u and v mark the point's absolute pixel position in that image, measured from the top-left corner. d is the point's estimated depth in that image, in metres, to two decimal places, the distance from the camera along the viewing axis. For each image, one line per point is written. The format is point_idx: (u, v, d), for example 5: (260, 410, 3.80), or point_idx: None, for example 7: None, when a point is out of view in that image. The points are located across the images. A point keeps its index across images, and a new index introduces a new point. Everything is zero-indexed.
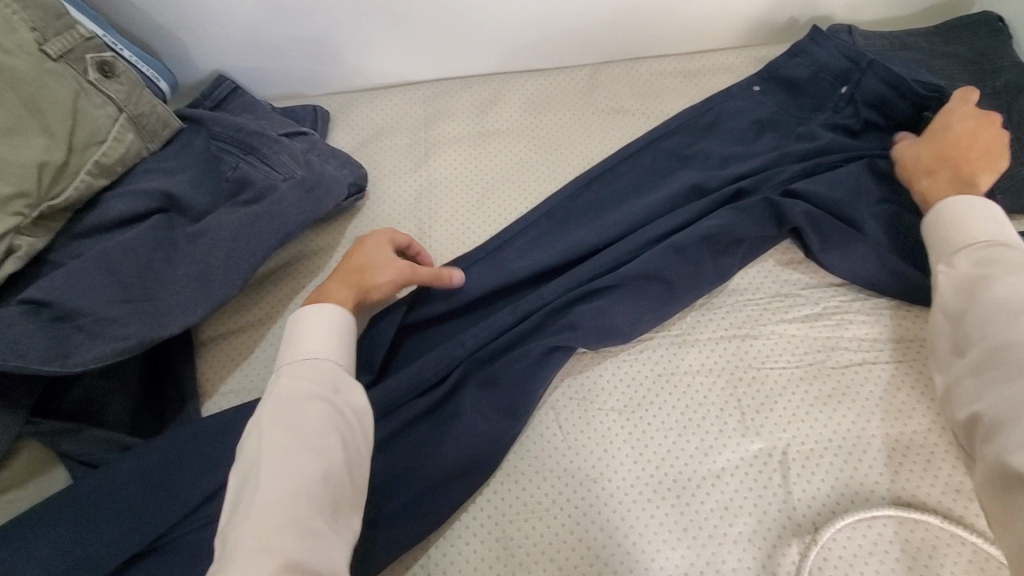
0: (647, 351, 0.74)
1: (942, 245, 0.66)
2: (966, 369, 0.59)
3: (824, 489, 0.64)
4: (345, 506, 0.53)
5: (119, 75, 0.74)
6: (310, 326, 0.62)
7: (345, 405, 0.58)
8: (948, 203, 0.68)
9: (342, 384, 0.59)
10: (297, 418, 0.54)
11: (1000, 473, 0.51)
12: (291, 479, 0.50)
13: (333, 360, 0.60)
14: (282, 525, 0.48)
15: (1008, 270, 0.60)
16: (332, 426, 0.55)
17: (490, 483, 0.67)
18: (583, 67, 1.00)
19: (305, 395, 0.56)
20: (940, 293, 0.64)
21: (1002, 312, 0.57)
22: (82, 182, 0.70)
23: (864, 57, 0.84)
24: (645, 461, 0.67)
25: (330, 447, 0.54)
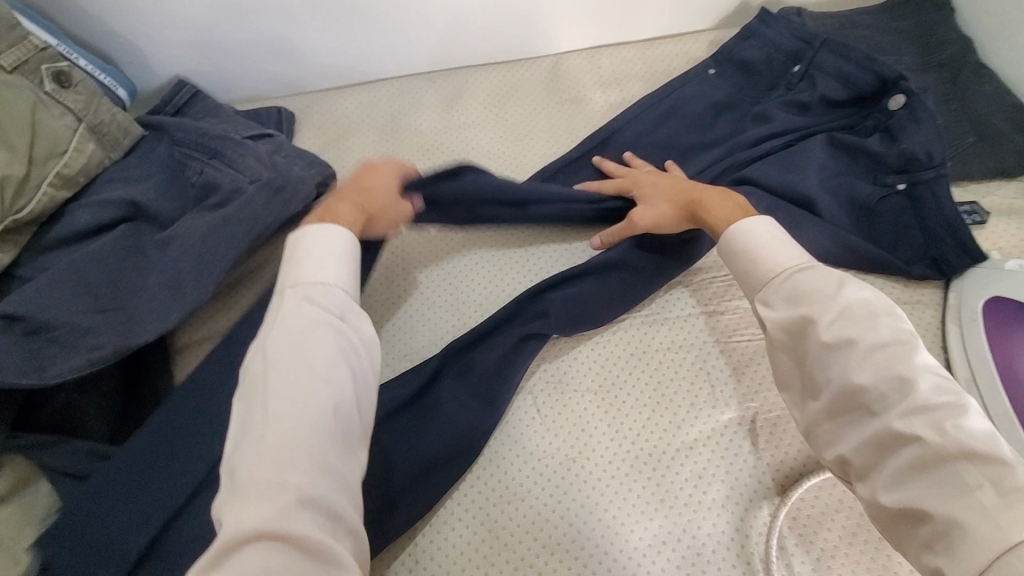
0: (619, 332, 0.76)
1: (759, 287, 0.62)
2: (823, 413, 0.56)
3: (791, 454, 0.67)
4: (354, 440, 0.53)
5: (76, 85, 0.73)
6: (321, 248, 0.61)
7: (355, 336, 0.58)
8: (746, 241, 0.64)
9: (350, 314, 0.59)
10: (307, 348, 0.54)
11: (886, 512, 0.51)
12: (302, 411, 0.51)
13: (340, 287, 0.59)
14: (294, 455, 0.48)
15: (819, 301, 0.57)
16: (340, 357, 0.55)
17: (474, 468, 0.69)
18: (543, 58, 1.02)
19: (316, 323, 0.55)
20: (769, 335, 0.60)
21: (839, 352, 0.54)
22: (45, 195, 0.69)
23: (815, 37, 0.88)
24: (622, 437, 0.69)
25: (339, 379, 0.54)
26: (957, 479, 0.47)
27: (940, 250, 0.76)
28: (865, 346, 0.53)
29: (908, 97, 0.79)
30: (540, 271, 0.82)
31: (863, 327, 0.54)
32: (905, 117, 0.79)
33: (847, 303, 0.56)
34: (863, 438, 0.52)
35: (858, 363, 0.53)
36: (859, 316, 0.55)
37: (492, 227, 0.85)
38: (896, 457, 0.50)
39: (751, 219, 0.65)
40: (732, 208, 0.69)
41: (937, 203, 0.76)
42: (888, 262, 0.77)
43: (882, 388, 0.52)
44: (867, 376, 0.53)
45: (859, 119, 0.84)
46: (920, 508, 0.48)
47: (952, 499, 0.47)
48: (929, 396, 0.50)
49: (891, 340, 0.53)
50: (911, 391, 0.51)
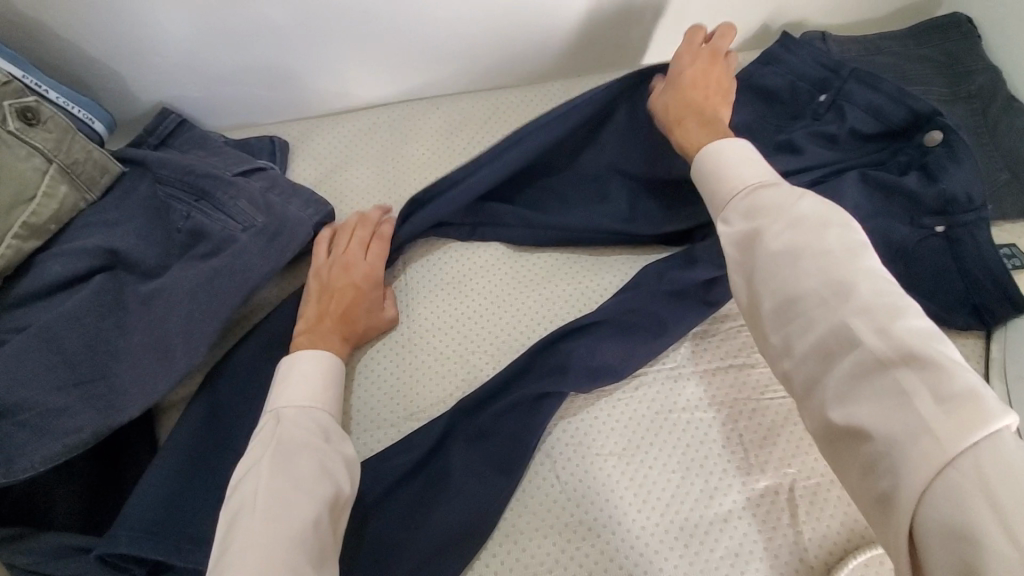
0: (643, 387, 0.70)
1: (716, 201, 0.62)
2: (769, 324, 0.54)
3: (832, 527, 0.62)
4: (331, 554, 0.52)
5: (46, 121, 0.67)
6: (304, 374, 0.63)
7: (338, 455, 0.58)
8: (708, 152, 0.64)
9: (335, 435, 0.60)
10: (292, 464, 0.54)
11: (830, 430, 0.48)
12: (283, 519, 0.50)
13: (325, 409, 0.61)
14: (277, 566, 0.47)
15: (773, 215, 0.56)
16: (324, 471, 0.55)
17: (488, 546, 0.63)
18: (554, 81, 0.96)
19: (301, 441, 0.56)
20: (724, 253, 0.59)
21: (785, 261, 0.53)
22: (11, 247, 0.63)
23: (842, 66, 0.82)
24: (651, 509, 0.64)
25: (322, 490, 0.54)
26: (896, 386, 0.44)
27: (981, 298, 0.72)
28: (812, 254, 0.52)
29: (945, 134, 0.75)
30: (555, 317, 0.75)
31: (813, 235, 0.53)
32: (943, 155, 0.74)
33: (801, 216, 0.54)
34: (810, 347, 0.50)
35: (803, 270, 0.52)
36: (810, 226, 0.54)
37: (505, 280, 0.78)
38: (841, 365, 0.47)
39: (733, 142, 0.64)
40: (707, 135, 0.67)
41: (977, 246, 0.71)
42: None
43: (823, 294, 0.50)
44: (812, 281, 0.51)
45: (889, 155, 0.79)
46: (865, 422, 0.45)
47: (895, 408, 0.44)
48: (869, 300, 0.48)
49: (836, 251, 0.51)
50: (852, 296, 0.49)
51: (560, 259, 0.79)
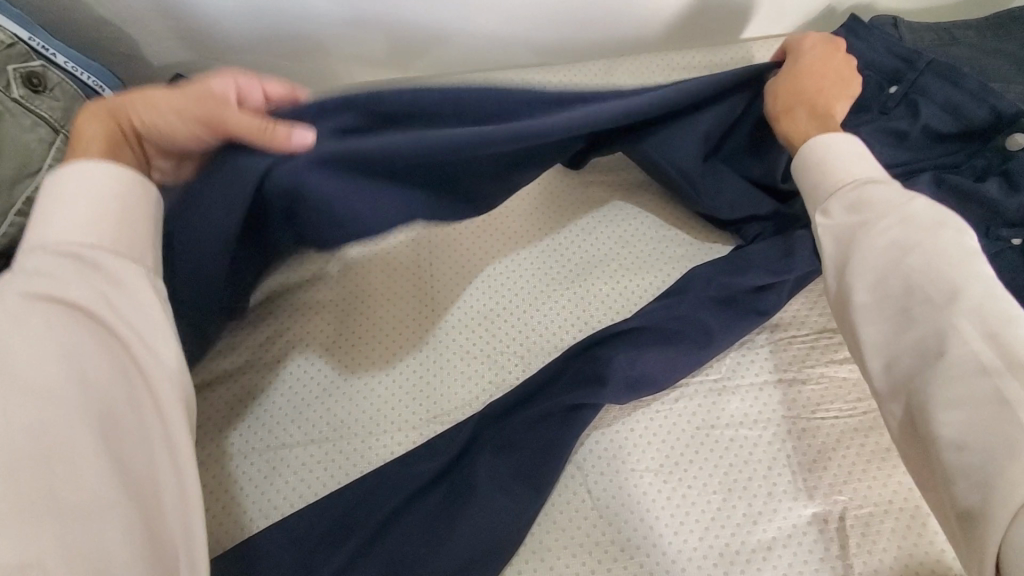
0: (684, 400, 0.66)
1: (816, 190, 0.57)
2: (866, 315, 0.51)
3: (886, 562, 0.58)
4: (119, 445, 0.42)
5: (53, 89, 0.62)
6: (66, 198, 0.47)
7: (111, 315, 0.45)
8: (812, 144, 0.58)
9: (113, 289, 0.46)
10: (40, 338, 0.41)
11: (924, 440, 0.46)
12: (22, 423, 0.39)
13: (93, 243, 0.46)
14: (20, 476, 0.38)
15: (882, 209, 0.52)
16: (76, 346, 0.42)
17: (514, 562, 0.59)
18: (595, 60, 0.89)
19: (43, 307, 0.42)
20: (818, 243, 0.55)
21: (894, 255, 0.50)
22: (13, 225, 0.58)
23: (919, 56, 0.74)
24: (689, 531, 0.60)
25: (89, 368, 0.42)
26: (998, 397, 0.43)
27: None
28: (920, 251, 0.49)
29: None
30: (591, 318, 0.70)
31: (927, 235, 0.50)
32: None
33: (915, 212, 0.51)
34: (912, 343, 0.48)
35: (912, 266, 0.49)
36: (924, 221, 0.50)
37: (539, 276, 0.73)
38: (939, 368, 0.46)
39: (840, 134, 0.58)
40: (813, 129, 0.61)
41: None
42: None
43: (930, 293, 0.47)
44: (920, 278, 0.48)
45: (964, 157, 0.72)
46: (959, 432, 0.44)
47: (992, 422, 0.43)
48: (979, 307, 0.46)
49: (956, 253, 0.48)
50: (961, 301, 0.46)
51: (597, 255, 0.74)
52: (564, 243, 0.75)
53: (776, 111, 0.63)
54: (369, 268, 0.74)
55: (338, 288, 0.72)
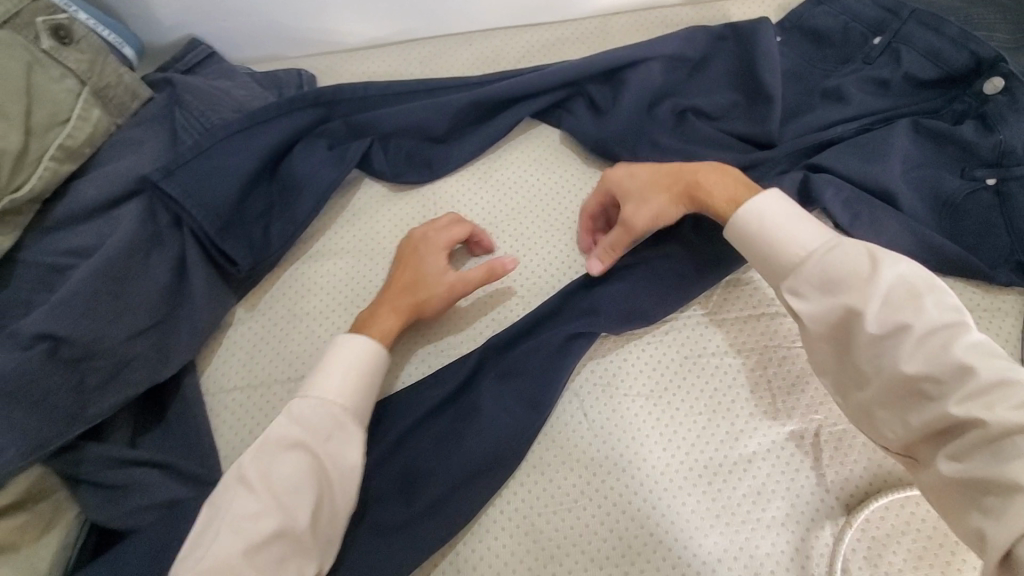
0: (673, 332, 0.70)
1: (779, 271, 0.58)
2: (876, 399, 0.53)
3: (856, 472, 0.63)
4: (293, 565, 0.50)
5: (78, 42, 0.65)
6: (339, 357, 0.58)
7: (332, 461, 0.54)
8: (751, 223, 0.60)
9: (338, 434, 0.55)
10: (275, 466, 0.52)
11: (952, 494, 0.48)
12: (240, 532, 0.49)
13: (338, 404, 0.56)
14: (226, 571, 0.47)
15: (854, 286, 0.53)
16: (316, 480, 0.52)
17: (516, 475, 0.65)
18: (591, 18, 0.92)
19: (294, 440, 0.54)
20: (806, 327, 0.56)
21: (891, 339, 0.51)
22: (47, 169, 0.61)
23: (902, 7, 0.77)
24: (676, 448, 0.65)
25: (301, 503, 0.51)
26: (1011, 455, 0.45)
27: None
28: (919, 330, 0.50)
29: (1008, 81, 0.70)
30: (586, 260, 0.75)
31: (912, 309, 0.51)
32: (1004, 103, 0.70)
33: (888, 288, 0.52)
34: (925, 423, 0.50)
35: (910, 349, 0.50)
36: (903, 297, 0.52)
37: (538, 223, 0.77)
38: (956, 444, 0.48)
39: (759, 198, 0.60)
40: (731, 183, 0.63)
41: None
42: (972, 266, 0.69)
43: (937, 374, 0.49)
44: (917, 363, 0.50)
45: (944, 102, 0.75)
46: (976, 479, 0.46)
47: (995, 469, 0.45)
48: (988, 378, 0.47)
49: (940, 321, 0.50)
50: (971, 374, 0.48)
51: None
52: (560, 191, 0.79)
53: (691, 201, 0.65)
54: (373, 215, 0.77)
55: (347, 230, 0.76)
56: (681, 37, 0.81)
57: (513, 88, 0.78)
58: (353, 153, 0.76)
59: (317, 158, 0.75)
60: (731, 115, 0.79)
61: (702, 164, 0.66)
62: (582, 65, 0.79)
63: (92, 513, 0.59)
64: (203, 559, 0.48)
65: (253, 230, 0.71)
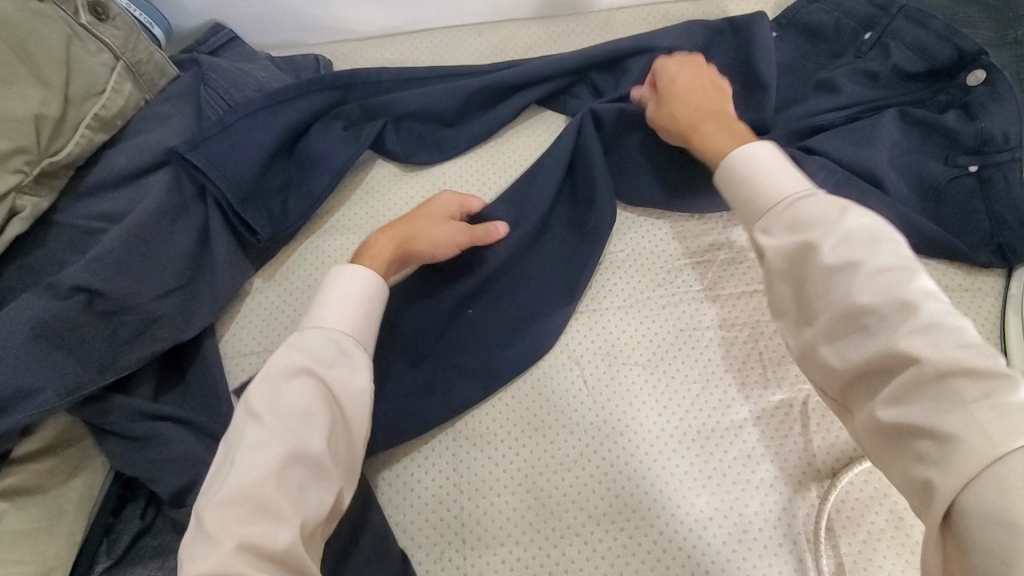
0: (671, 307, 0.74)
1: (752, 207, 0.57)
2: (821, 335, 0.50)
3: (842, 438, 0.67)
4: (312, 487, 0.50)
5: (114, 18, 0.69)
6: (338, 291, 0.61)
7: (340, 387, 0.55)
8: (733, 163, 0.59)
9: (342, 361, 0.57)
10: (282, 393, 0.52)
11: (883, 433, 0.46)
12: (259, 459, 0.49)
13: (344, 331, 0.59)
14: (248, 499, 0.47)
15: (819, 226, 0.51)
16: (324, 405, 0.53)
17: (518, 438, 0.69)
18: (596, 12, 0.96)
19: (298, 367, 0.54)
20: (765, 262, 0.54)
21: (844, 274, 0.48)
22: (84, 137, 0.66)
23: (892, 3, 0.81)
24: (671, 414, 0.69)
25: (315, 427, 0.51)
26: (952, 394, 0.42)
27: (1006, 236, 0.72)
28: (871, 268, 0.47)
29: (988, 73, 0.75)
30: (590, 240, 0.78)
31: (866, 249, 0.48)
32: (985, 94, 0.75)
33: (849, 230, 0.49)
34: (865, 359, 0.46)
35: (861, 283, 0.47)
36: (863, 240, 0.49)
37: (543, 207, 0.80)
38: (897, 382, 0.45)
39: (750, 144, 0.59)
40: (729, 139, 0.64)
41: (1010, 186, 0.71)
42: (954, 247, 0.73)
43: (885, 309, 0.46)
44: (868, 296, 0.47)
45: (930, 93, 0.79)
46: (914, 421, 0.43)
47: (935, 413, 0.42)
48: (932, 319, 0.44)
49: (892, 264, 0.47)
50: (916, 312, 0.45)
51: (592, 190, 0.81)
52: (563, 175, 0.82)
53: (687, 129, 0.68)
54: (385, 194, 0.81)
55: (361, 208, 0.80)
56: (682, 30, 0.85)
57: (521, 73, 0.82)
58: (366, 135, 0.80)
59: (333, 136, 0.79)
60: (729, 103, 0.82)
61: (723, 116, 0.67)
62: (588, 54, 0.83)
63: (117, 462, 0.62)
64: (221, 490, 0.47)
65: (271, 203, 0.74)
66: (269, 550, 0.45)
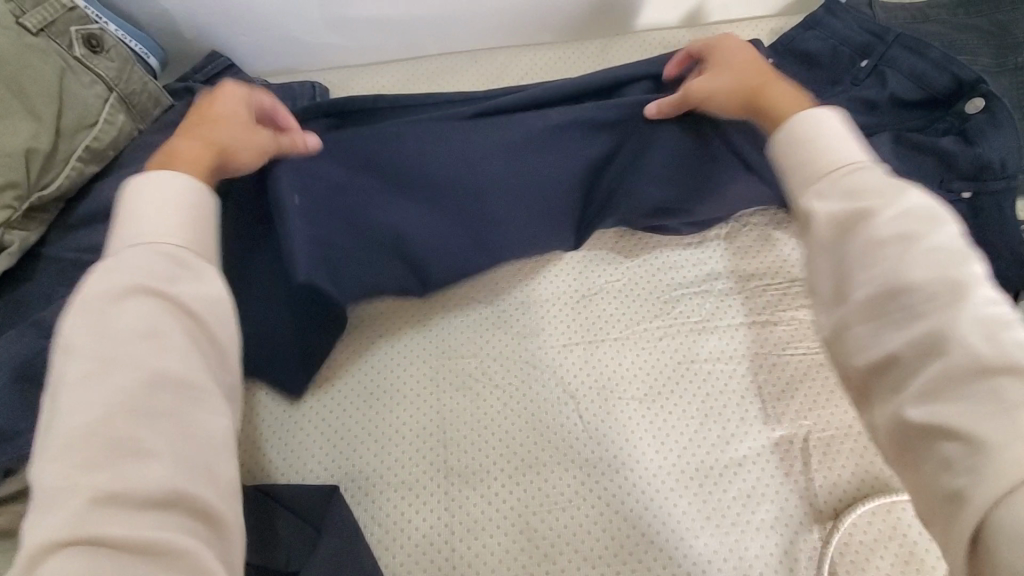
0: (668, 339, 0.73)
1: (806, 171, 0.52)
2: (852, 314, 0.45)
3: (844, 476, 0.65)
4: (180, 419, 0.43)
5: (109, 50, 0.69)
6: (152, 198, 0.50)
7: (192, 301, 0.47)
8: (799, 121, 0.54)
9: (185, 274, 0.48)
10: (114, 320, 0.44)
11: (913, 438, 0.41)
12: (99, 399, 0.41)
13: (177, 240, 0.49)
14: (97, 441, 0.40)
15: (880, 195, 0.47)
16: (173, 330, 0.45)
17: (512, 475, 0.67)
18: (592, 39, 0.96)
19: (123, 287, 0.45)
20: (810, 230, 0.49)
21: (897, 247, 0.44)
22: (74, 169, 0.65)
23: (888, 31, 0.81)
24: (668, 451, 0.67)
25: (165, 356, 0.44)
26: (998, 394, 0.38)
27: None
28: (925, 243, 0.44)
29: (988, 101, 0.74)
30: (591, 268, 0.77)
31: (926, 226, 0.44)
32: (984, 122, 0.74)
33: (909, 204, 0.46)
34: (905, 343, 0.42)
35: (913, 258, 0.43)
36: (922, 215, 0.45)
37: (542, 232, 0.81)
38: (932, 372, 0.40)
39: (817, 109, 0.54)
40: (800, 103, 0.59)
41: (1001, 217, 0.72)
42: None
43: (933, 288, 0.42)
44: (921, 272, 0.42)
45: (928, 122, 0.79)
46: (952, 424, 0.39)
47: (980, 416, 0.38)
48: (985, 308, 0.41)
49: (951, 245, 0.43)
50: (969, 296, 0.41)
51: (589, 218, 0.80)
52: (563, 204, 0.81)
53: (749, 92, 0.63)
54: None
55: None
56: None
57: (524, 96, 0.78)
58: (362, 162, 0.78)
59: None
60: None
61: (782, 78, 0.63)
62: (585, 80, 0.81)
63: None
64: (53, 439, 0.40)
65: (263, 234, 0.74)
66: (137, 493, 0.39)
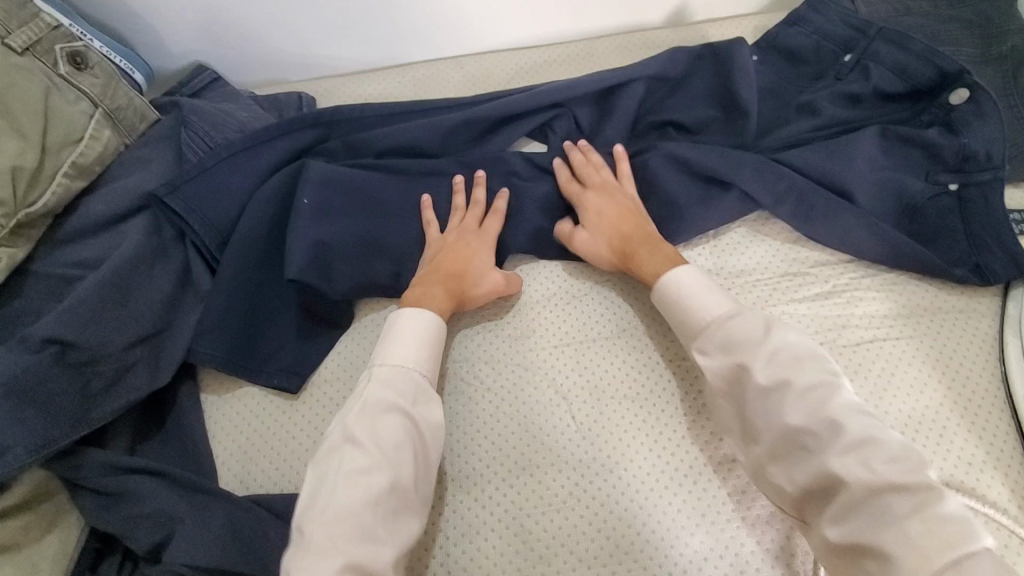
0: (659, 337, 0.72)
1: (689, 327, 0.64)
2: (766, 455, 0.57)
3: None
4: (401, 511, 0.56)
5: (93, 67, 0.70)
6: (408, 329, 0.65)
7: (423, 420, 0.60)
8: (665, 285, 0.67)
9: (424, 399, 0.61)
10: (377, 426, 0.57)
11: (837, 549, 0.52)
12: (358, 488, 0.54)
13: (420, 370, 0.63)
14: (351, 523, 0.53)
15: (748, 349, 0.59)
16: (411, 442, 0.58)
17: (506, 478, 0.67)
18: (577, 41, 0.97)
19: (386, 403, 0.59)
20: (709, 384, 0.62)
21: (775, 393, 0.56)
22: (60, 185, 0.65)
23: (870, 25, 0.81)
24: (661, 449, 0.67)
25: (403, 463, 0.57)
26: (884, 510, 0.50)
27: (985, 258, 0.72)
28: (797, 388, 0.56)
29: (971, 92, 0.74)
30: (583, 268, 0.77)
31: (793, 368, 0.57)
32: (970, 112, 0.74)
33: (777, 348, 0.58)
34: (809, 479, 0.54)
35: (790, 404, 0.55)
36: (787, 360, 0.57)
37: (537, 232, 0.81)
38: (835, 500, 0.52)
39: (676, 270, 0.67)
40: (662, 261, 0.69)
41: (986, 208, 0.72)
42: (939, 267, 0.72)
43: (815, 429, 0.54)
44: (800, 418, 0.55)
45: (912, 114, 0.79)
46: (861, 541, 0.50)
47: (875, 531, 0.49)
48: (854, 436, 0.53)
49: (818, 382, 0.56)
50: (842, 430, 0.53)
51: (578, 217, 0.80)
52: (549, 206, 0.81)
53: (624, 258, 0.71)
54: None
55: None
56: (665, 57, 0.84)
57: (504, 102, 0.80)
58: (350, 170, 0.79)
59: None
60: (711, 129, 0.82)
61: (645, 233, 0.72)
62: (570, 85, 0.82)
63: (89, 517, 0.61)
64: (325, 514, 0.53)
65: None
66: (372, 570, 0.51)
